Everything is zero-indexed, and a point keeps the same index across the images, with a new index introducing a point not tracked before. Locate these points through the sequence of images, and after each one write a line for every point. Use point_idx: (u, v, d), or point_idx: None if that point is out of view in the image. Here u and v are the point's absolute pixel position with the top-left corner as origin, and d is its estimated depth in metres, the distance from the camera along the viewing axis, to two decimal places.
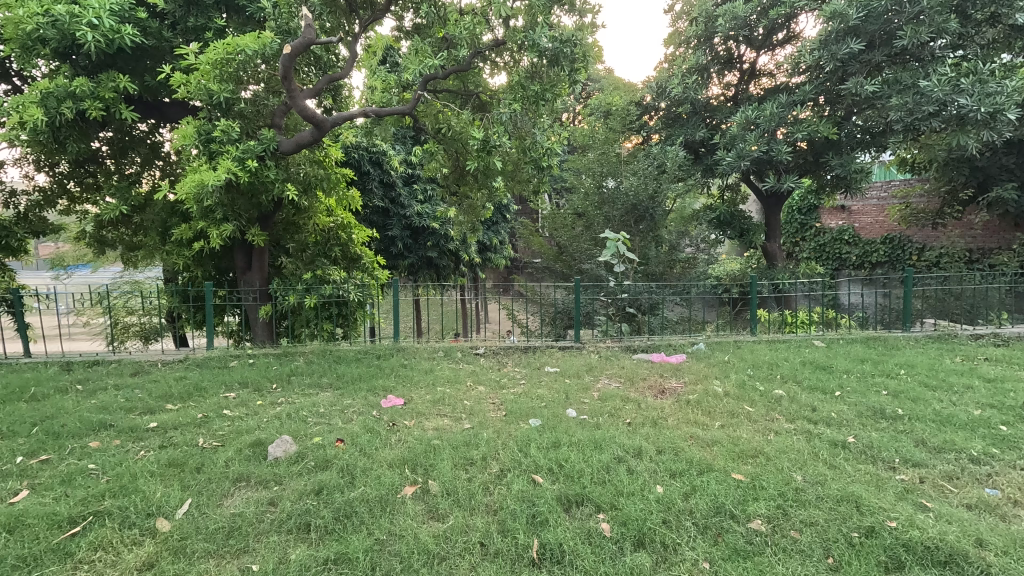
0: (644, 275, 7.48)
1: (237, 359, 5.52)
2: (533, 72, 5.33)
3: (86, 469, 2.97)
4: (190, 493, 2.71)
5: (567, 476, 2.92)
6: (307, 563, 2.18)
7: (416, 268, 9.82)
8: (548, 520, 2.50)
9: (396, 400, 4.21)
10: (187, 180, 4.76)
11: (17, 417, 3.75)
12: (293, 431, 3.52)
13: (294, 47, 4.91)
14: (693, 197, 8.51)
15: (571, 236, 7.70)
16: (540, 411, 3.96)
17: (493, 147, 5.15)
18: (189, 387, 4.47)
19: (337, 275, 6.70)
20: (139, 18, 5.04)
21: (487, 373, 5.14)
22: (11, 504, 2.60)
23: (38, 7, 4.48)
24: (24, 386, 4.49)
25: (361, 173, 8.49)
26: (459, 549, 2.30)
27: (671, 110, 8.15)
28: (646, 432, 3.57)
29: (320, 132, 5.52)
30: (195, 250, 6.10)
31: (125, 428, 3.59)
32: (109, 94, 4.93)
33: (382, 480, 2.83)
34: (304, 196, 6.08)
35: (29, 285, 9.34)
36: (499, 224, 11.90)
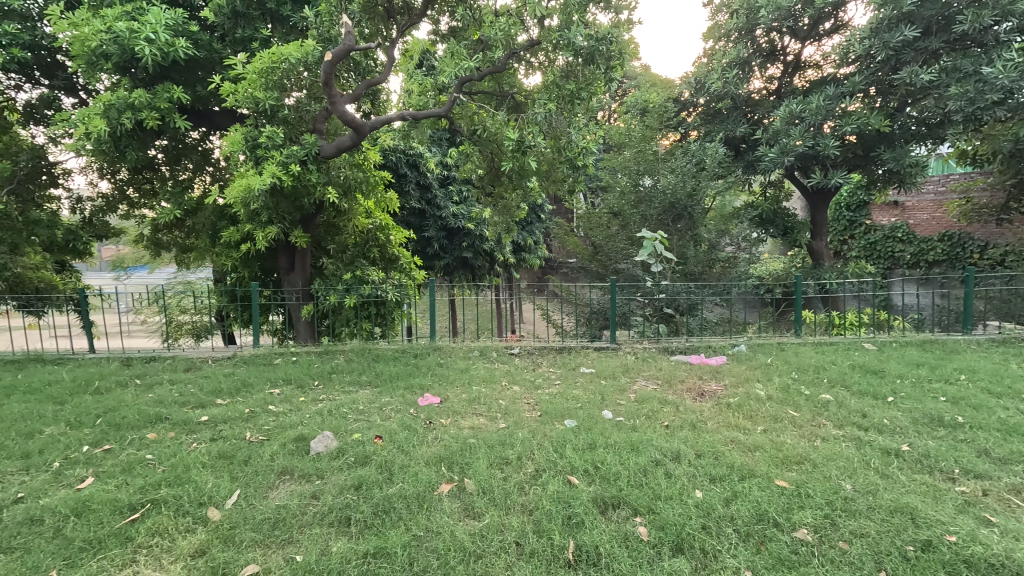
0: (683, 275, 7.33)
1: (282, 357, 5.72)
2: (568, 71, 5.33)
3: (144, 459, 3.14)
4: (239, 484, 2.83)
5: (603, 479, 2.89)
6: (348, 556, 2.23)
7: (452, 269, 9.94)
8: (584, 522, 2.48)
9: (433, 399, 4.26)
10: (235, 185, 4.98)
11: (84, 409, 4.01)
12: (334, 427, 3.62)
13: (334, 54, 5.05)
14: (734, 194, 8.27)
15: (606, 235, 7.65)
16: (576, 412, 3.95)
17: (527, 147, 5.15)
18: (237, 382, 4.68)
19: (375, 275, 6.87)
20: (191, 31, 5.30)
21: (522, 373, 5.14)
22: (79, 490, 2.78)
23: (101, 25, 4.77)
24: (89, 380, 4.80)
25: (398, 176, 8.66)
26: (495, 548, 2.31)
27: (711, 106, 7.93)
28: (685, 435, 3.49)
29: (359, 136, 5.66)
30: (242, 252, 6.36)
31: (179, 421, 3.78)
32: (165, 104, 5.22)
33: (420, 476, 2.88)
34: (344, 199, 6.25)
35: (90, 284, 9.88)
36: (534, 225, 11.91)
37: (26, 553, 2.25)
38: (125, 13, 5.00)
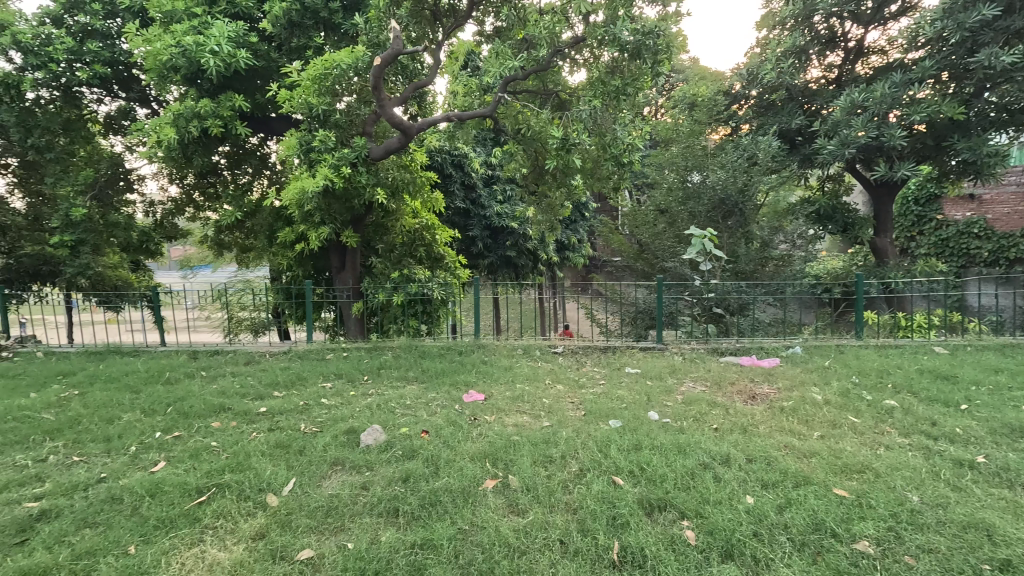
0: (733, 274, 7.09)
1: (333, 352, 5.95)
2: (613, 67, 5.28)
3: (209, 446, 3.35)
4: (294, 473, 2.97)
5: (649, 480, 2.84)
6: (396, 545, 2.30)
7: (496, 268, 10.01)
8: (629, 524, 2.45)
9: (477, 395, 4.32)
10: (291, 188, 5.23)
11: (157, 398, 4.31)
12: (383, 420, 3.74)
13: (383, 58, 5.21)
14: (789, 189, 7.91)
15: (653, 234, 7.50)
16: (621, 412, 3.90)
17: (572, 144, 5.12)
18: (292, 376, 4.91)
19: (422, 274, 7.05)
20: (251, 42, 5.59)
21: (566, 372, 5.13)
22: (153, 473, 3.00)
23: (171, 40, 5.11)
24: (161, 371, 5.16)
25: (444, 176, 8.80)
26: (539, 545, 2.32)
27: (764, 98, 7.61)
28: (735, 438, 3.39)
29: (407, 138, 5.81)
30: (297, 251, 6.67)
31: (240, 412, 4.00)
32: (227, 113, 5.53)
33: (465, 471, 2.94)
34: (392, 199, 6.43)
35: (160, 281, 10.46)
36: (578, 223, 11.81)
37: (108, 528, 2.45)
38: (192, 28, 5.34)
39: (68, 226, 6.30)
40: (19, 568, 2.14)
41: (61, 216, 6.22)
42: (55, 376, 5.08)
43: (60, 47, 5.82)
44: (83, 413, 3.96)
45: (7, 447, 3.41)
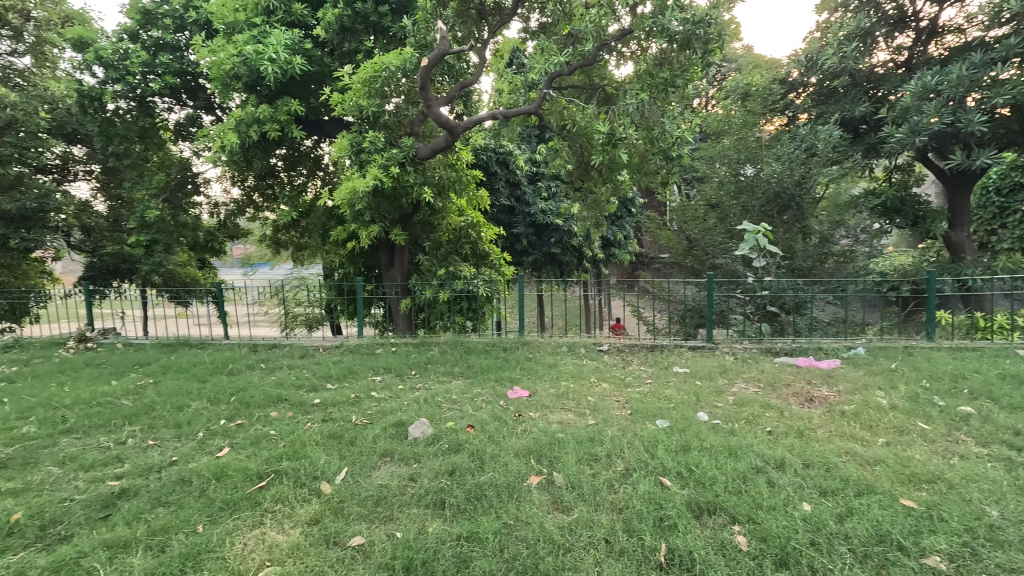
0: (789, 271, 6.77)
1: (383, 347, 6.13)
2: (661, 58, 5.15)
3: (268, 434, 3.53)
4: (346, 463, 3.08)
5: (698, 482, 2.77)
6: (443, 536, 2.35)
7: (540, 265, 10.01)
8: (677, 526, 2.40)
9: (522, 392, 4.34)
10: (342, 187, 5.42)
11: (222, 387, 4.59)
12: (430, 414, 3.83)
13: (430, 58, 5.30)
14: (851, 181, 7.48)
15: (703, 229, 7.27)
16: (669, 412, 3.81)
17: (619, 139, 5.03)
18: (344, 369, 5.10)
19: (467, 271, 7.17)
20: (306, 48, 5.82)
21: (612, 370, 5.06)
22: (218, 457, 3.20)
23: (232, 49, 5.39)
24: (225, 363, 5.48)
25: (489, 174, 8.88)
26: (584, 543, 2.31)
27: (825, 85, 7.20)
28: (791, 443, 3.24)
29: (452, 137, 5.88)
30: (348, 249, 6.91)
31: (296, 402, 4.20)
32: (284, 117, 5.79)
33: (509, 467, 2.96)
34: (439, 198, 6.55)
35: (226, 280, 9.37)
36: (624, 219, 11.61)
37: (180, 507, 2.63)
38: (251, 37, 5.62)
39: (144, 227, 6.80)
40: (103, 540, 2.33)
41: (137, 218, 6.72)
42: (132, 366, 5.50)
43: (136, 61, 6.26)
44: (157, 400, 4.27)
45: (92, 430, 3.72)
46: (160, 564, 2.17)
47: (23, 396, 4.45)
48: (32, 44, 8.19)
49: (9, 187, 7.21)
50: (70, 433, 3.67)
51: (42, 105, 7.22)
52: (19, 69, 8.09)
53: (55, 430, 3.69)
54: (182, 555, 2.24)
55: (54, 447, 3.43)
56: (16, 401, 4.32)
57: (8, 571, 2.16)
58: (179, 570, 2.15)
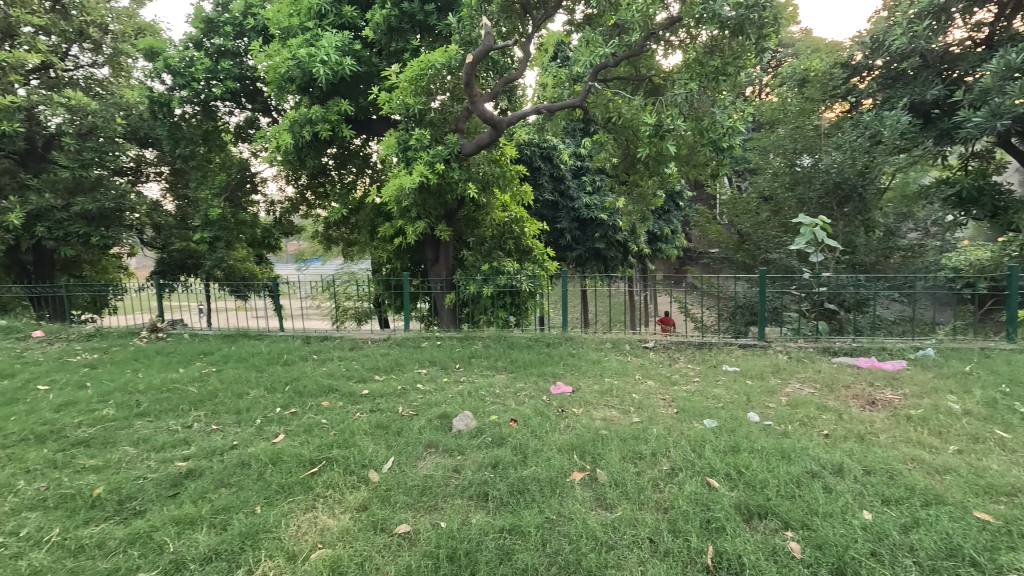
0: (849, 266, 6.47)
1: (428, 341, 6.24)
2: (712, 46, 4.96)
3: (320, 423, 3.68)
4: (393, 452, 3.17)
5: (748, 485, 2.67)
6: (486, 528, 2.38)
7: (584, 260, 9.92)
8: (725, 529, 2.33)
9: (565, 387, 4.32)
10: (390, 184, 5.56)
11: (277, 377, 4.82)
12: (474, 407, 3.88)
13: (475, 55, 5.34)
14: (921, 170, 6.98)
15: (755, 223, 7.10)
16: (717, 412, 3.69)
17: (666, 131, 4.89)
18: (391, 362, 5.24)
19: (510, 267, 7.20)
20: (355, 49, 5.98)
21: (657, 368, 4.95)
22: (274, 443, 3.36)
23: (287, 53, 5.61)
24: (280, 354, 5.73)
25: (533, 169, 8.86)
26: (627, 541, 2.28)
27: (892, 68, 6.74)
28: (850, 447, 3.07)
29: (497, 133, 5.91)
30: (395, 245, 7.08)
31: (346, 393, 4.35)
32: (335, 117, 5.97)
33: (552, 462, 2.96)
34: (483, 194, 6.60)
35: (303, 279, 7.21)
36: (672, 213, 11.31)
37: (240, 489, 2.79)
38: (304, 41, 5.82)
39: (207, 224, 7.21)
40: (172, 517, 2.51)
41: (201, 216, 7.14)
42: (198, 355, 5.87)
43: (200, 67, 6.63)
44: (219, 388, 4.53)
45: (162, 414, 4.00)
46: (222, 542, 2.31)
47: (103, 381, 4.83)
48: (109, 55, 8.81)
49: (90, 189, 7.83)
50: (143, 416, 3.95)
51: (118, 112, 7.77)
52: (99, 79, 8.73)
53: (130, 413, 4.00)
54: (241, 534, 2.36)
55: (130, 428, 3.71)
56: (97, 385, 4.70)
57: (91, 540, 2.35)
58: (239, 548, 2.28)
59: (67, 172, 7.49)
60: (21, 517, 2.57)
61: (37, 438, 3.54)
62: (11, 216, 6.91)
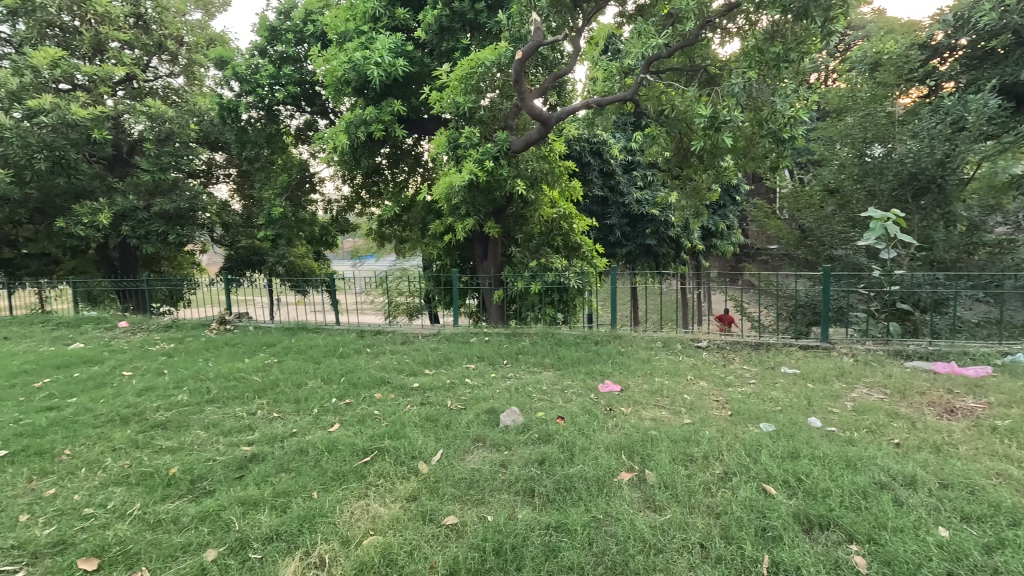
0: (925, 263, 5.99)
1: (476, 336, 6.31)
2: (774, 32, 4.71)
3: (373, 414, 3.81)
4: (441, 445, 3.24)
5: (808, 494, 2.54)
6: (531, 524, 2.38)
7: (634, 256, 9.73)
8: (783, 538, 2.23)
9: (614, 386, 4.27)
10: (440, 182, 5.67)
11: (334, 369, 5.03)
12: (521, 403, 3.89)
13: (525, 51, 5.33)
14: (1012, 157, 6.36)
15: (819, 217, 6.69)
16: (775, 416, 3.53)
17: (722, 123, 4.69)
18: (440, 357, 5.35)
19: (558, 263, 7.17)
20: (408, 51, 6.12)
21: (711, 368, 4.79)
22: (330, 432, 3.51)
23: (344, 57, 5.81)
24: (336, 346, 5.97)
25: (583, 164, 8.76)
26: (676, 545, 2.22)
27: (979, 47, 6.18)
28: (924, 457, 2.86)
29: (545, 129, 5.88)
30: (445, 242, 7.21)
31: (397, 385, 4.49)
32: (388, 117, 6.13)
33: (599, 461, 2.93)
34: (532, 190, 6.60)
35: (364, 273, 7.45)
36: (728, 208, 10.88)
37: (298, 474, 2.93)
38: (360, 44, 6.01)
39: (270, 223, 7.60)
40: (238, 497, 2.67)
41: (265, 215, 7.54)
42: (261, 346, 6.21)
43: (265, 74, 6.98)
44: (280, 378, 4.78)
45: (230, 401, 4.27)
46: (282, 523, 2.43)
47: (178, 369, 5.22)
48: (184, 65, 9.45)
49: (168, 190, 8.45)
50: (213, 402, 4.23)
51: (192, 118, 8.31)
52: (175, 88, 9.38)
53: (202, 399, 4.29)
54: (299, 517, 2.48)
55: (201, 413, 3.99)
56: (173, 373, 5.08)
57: (167, 515, 2.54)
58: (297, 530, 2.40)
59: (149, 175, 8.03)
60: (108, 490, 2.81)
61: (122, 420, 3.88)
62: (100, 216, 7.55)
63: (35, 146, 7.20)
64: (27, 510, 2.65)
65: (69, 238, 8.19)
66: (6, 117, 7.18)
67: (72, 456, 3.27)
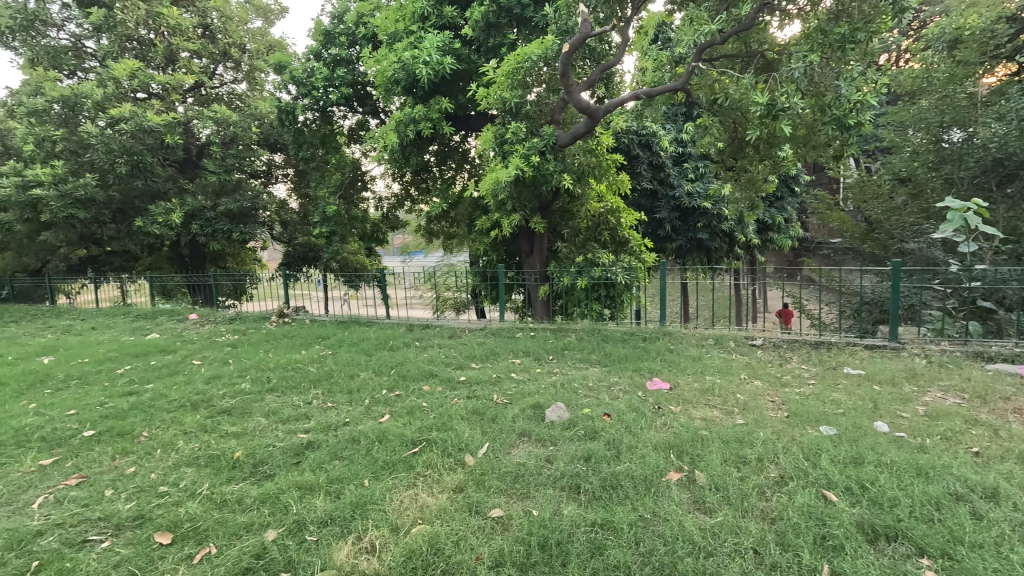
0: (1012, 257, 5.36)
1: (522, 332, 6.32)
2: (838, 12, 4.44)
3: (421, 406, 3.90)
4: (488, 438, 3.28)
5: (873, 503, 2.39)
6: (577, 521, 2.37)
7: (685, 251, 9.45)
8: (844, 548, 2.11)
9: (662, 383, 4.17)
10: (487, 178, 5.72)
11: (384, 361, 5.19)
12: (567, 399, 3.88)
13: (572, 44, 5.26)
14: None
15: (889, 209, 6.22)
16: (836, 418, 3.34)
17: (780, 110, 4.46)
18: (487, 351, 5.40)
19: (605, 259, 7.08)
20: (455, 48, 6.18)
21: (766, 367, 4.59)
22: (381, 422, 3.63)
23: (394, 57, 5.95)
24: (386, 340, 6.15)
25: (631, 157, 8.58)
26: (728, 550, 2.15)
27: None
28: (1007, 468, 2.63)
29: (593, 122, 5.79)
30: (492, 238, 7.26)
31: (445, 378, 4.58)
32: (436, 115, 6.23)
33: (647, 460, 2.87)
34: (579, 184, 6.54)
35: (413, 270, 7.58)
36: (786, 200, 10.36)
37: (351, 462, 3.04)
38: (409, 44, 6.13)
39: (324, 220, 7.92)
40: (296, 482, 2.81)
41: (320, 213, 7.86)
42: (316, 339, 6.48)
43: (319, 77, 7.24)
44: (334, 369, 4.97)
45: (288, 389, 4.49)
46: (336, 509, 2.54)
47: (242, 358, 5.54)
48: (247, 72, 9.99)
49: (232, 190, 8.95)
50: (273, 390, 4.47)
51: (254, 122, 8.76)
52: (238, 94, 9.92)
53: (263, 387, 4.55)
54: (352, 503, 2.58)
55: (263, 401, 4.22)
56: (238, 362, 5.40)
57: (232, 496, 2.71)
58: (350, 515, 2.49)
59: (216, 176, 8.54)
60: (180, 471, 3.03)
61: (192, 405, 4.16)
62: (173, 215, 8.10)
63: (116, 152, 7.81)
64: (111, 485, 2.89)
65: (146, 236, 8.84)
66: (92, 125, 7.79)
67: (149, 437, 3.54)
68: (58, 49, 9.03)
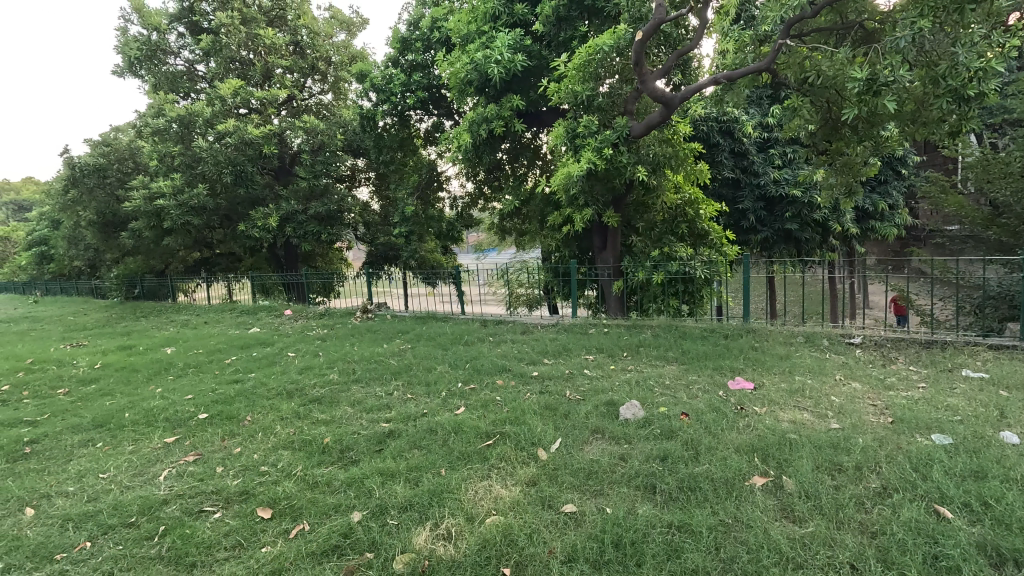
0: None
1: (595, 328, 6.24)
2: None
3: (495, 399, 3.98)
4: (560, 433, 3.28)
5: (999, 522, 2.11)
6: (653, 521, 2.30)
7: (772, 242, 8.84)
8: (960, 570, 1.88)
9: (746, 383, 3.93)
10: (559, 173, 5.68)
11: (460, 355, 5.35)
12: (642, 396, 3.78)
13: (645, 31, 5.09)
14: None
15: (1019, 190, 5.39)
16: (951, 427, 2.97)
17: (883, 85, 4.04)
18: (559, 347, 5.39)
19: (683, 253, 6.90)
20: (526, 45, 6.20)
21: (866, 368, 4.20)
22: (457, 414, 3.74)
23: (467, 58, 6.07)
24: (461, 335, 6.34)
25: (710, 146, 8.17)
26: (820, 562, 1.99)
27: None
28: None
29: (669, 111, 5.56)
30: (565, 233, 7.27)
31: (518, 373, 4.62)
32: (508, 113, 6.30)
33: (728, 462, 2.73)
34: (654, 175, 6.35)
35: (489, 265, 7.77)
36: (890, 184, 9.35)
37: (429, 451, 3.17)
38: (481, 44, 6.23)
39: (404, 220, 8.29)
40: (379, 468, 2.96)
41: (400, 213, 8.27)
42: (397, 333, 6.79)
43: (397, 83, 7.61)
44: (413, 362, 5.21)
45: (371, 380, 4.76)
46: (415, 496, 2.65)
47: (330, 351, 5.95)
48: (332, 82, 10.65)
49: (321, 194, 9.60)
50: (358, 381, 4.76)
51: (339, 129, 9.34)
52: (326, 104, 10.62)
53: (348, 378, 4.85)
54: (429, 491, 2.68)
55: (349, 391, 4.51)
56: (326, 354, 5.79)
57: (323, 478, 2.91)
58: (428, 502, 2.60)
59: (306, 182, 9.22)
60: (278, 453, 3.31)
61: (289, 393, 4.52)
62: (271, 219, 8.84)
63: (223, 163, 8.65)
64: (221, 463, 3.23)
65: (249, 239, 9.71)
66: (203, 140, 8.67)
67: (253, 422, 3.89)
68: (176, 74, 10.17)
